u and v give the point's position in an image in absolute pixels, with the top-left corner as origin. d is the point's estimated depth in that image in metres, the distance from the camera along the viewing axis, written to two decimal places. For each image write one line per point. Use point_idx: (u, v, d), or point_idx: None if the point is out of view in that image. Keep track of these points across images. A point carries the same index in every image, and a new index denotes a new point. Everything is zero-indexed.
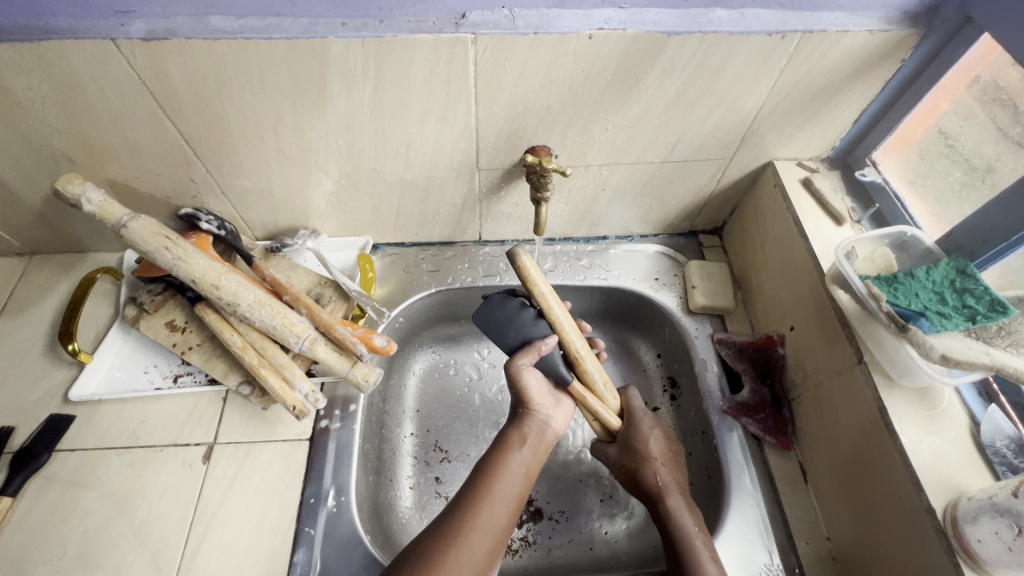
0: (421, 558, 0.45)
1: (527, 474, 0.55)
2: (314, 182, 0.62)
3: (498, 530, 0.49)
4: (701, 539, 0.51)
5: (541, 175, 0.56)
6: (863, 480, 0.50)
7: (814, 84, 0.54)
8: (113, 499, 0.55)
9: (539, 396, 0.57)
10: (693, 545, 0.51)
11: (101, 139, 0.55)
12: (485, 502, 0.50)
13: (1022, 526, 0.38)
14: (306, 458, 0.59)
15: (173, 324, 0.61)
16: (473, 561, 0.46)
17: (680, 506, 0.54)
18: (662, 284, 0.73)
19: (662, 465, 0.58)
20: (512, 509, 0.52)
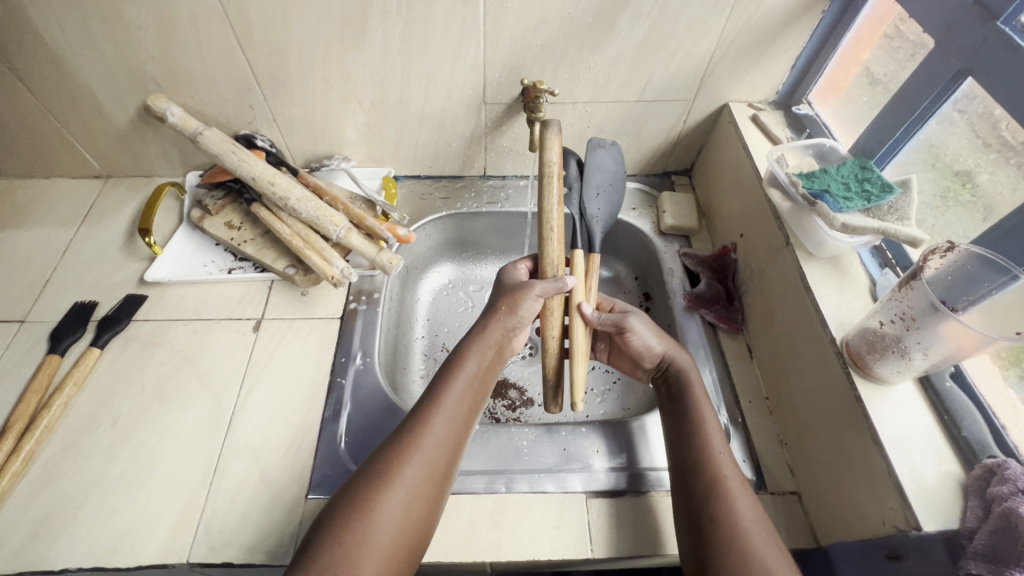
0: (362, 496, 0.47)
1: (469, 411, 0.55)
2: (350, 112, 0.76)
3: (453, 432, 0.53)
4: (710, 413, 0.55)
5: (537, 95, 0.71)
6: (791, 337, 0.62)
7: (754, 32, 0.68)
8: (181, 355, 0.67)
9: (526, 313, 0.62)
10: (703, 419, 0.54)
11: (184, 66, 0.69)
12: (436, 411, 0.53)
13: (883, 320, 0.50)
14: (337, 331, 0.71)
15: (230, 224, 0.74)
16: (429, 458, 0.50)
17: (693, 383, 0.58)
18: (638, 212, 0.86)
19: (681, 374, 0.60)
20: (466, 414, 0.55)
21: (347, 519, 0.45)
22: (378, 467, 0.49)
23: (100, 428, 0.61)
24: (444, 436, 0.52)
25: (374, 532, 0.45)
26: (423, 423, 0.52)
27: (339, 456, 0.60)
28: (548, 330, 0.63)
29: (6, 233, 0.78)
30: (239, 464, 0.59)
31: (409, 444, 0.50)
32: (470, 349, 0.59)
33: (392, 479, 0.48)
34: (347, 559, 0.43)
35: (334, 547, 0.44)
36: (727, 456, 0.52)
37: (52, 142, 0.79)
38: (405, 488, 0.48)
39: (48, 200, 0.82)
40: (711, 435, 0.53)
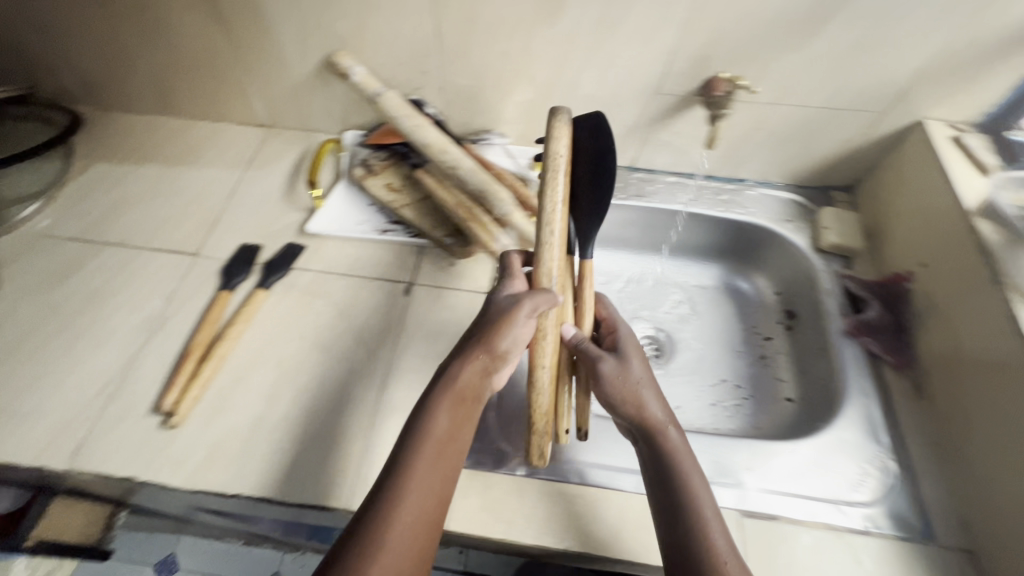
0: None
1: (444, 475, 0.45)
2: (519, 88, 0.75)
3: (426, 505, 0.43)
4: (699, 479, 0.49)
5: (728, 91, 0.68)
6: (987, 384, 0.56)
7: (982, 45, 0.62)
8: (338, 308, 0.70)
9: (509, 346, 0.50)
10: (692, 488, 0.48)
11: (374, 26, 0.70)
12: (417, 449, 0.45)
13: None
14: (483, 306, 0.71)
15: (390, 185, 0.75)
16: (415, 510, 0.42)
17: (679, 445, 0.51)
18: (792, 224, 0.81)
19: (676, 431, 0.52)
20: (440, 482, 0.45)
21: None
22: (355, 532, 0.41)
23: (266, 366, 0.64)
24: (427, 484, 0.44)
25: None
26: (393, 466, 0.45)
27: (488, 431, 0.61)
28: (537, 359, 0.51)
29: (181, 168, 0.83)
30: (392, 422, 0.60)
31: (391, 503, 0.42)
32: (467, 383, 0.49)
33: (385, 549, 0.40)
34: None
35: None
36: (722, 530, 0.46)
37: (230, 88, 0.82)
38: None
39: (216, 142, 0.87)
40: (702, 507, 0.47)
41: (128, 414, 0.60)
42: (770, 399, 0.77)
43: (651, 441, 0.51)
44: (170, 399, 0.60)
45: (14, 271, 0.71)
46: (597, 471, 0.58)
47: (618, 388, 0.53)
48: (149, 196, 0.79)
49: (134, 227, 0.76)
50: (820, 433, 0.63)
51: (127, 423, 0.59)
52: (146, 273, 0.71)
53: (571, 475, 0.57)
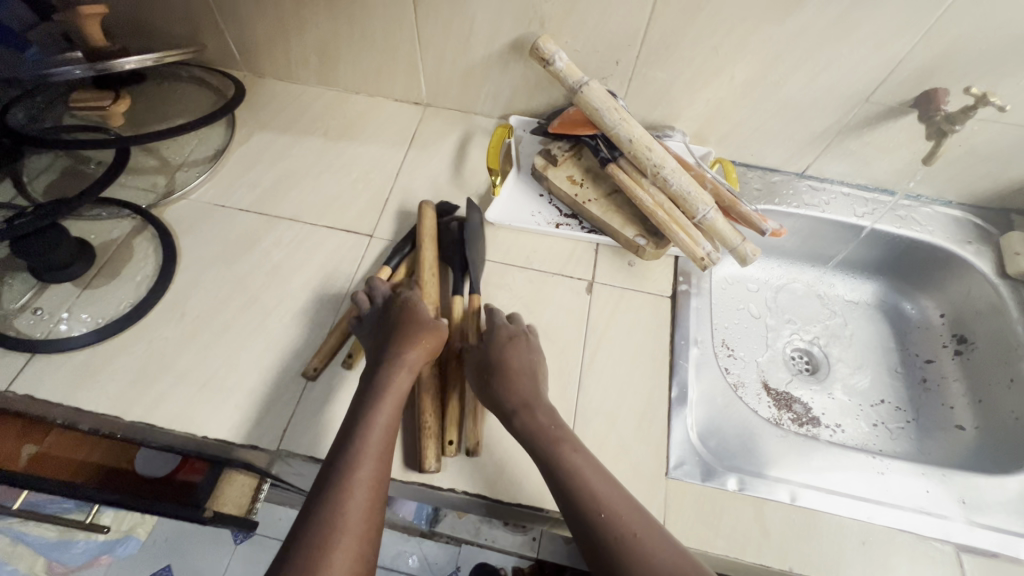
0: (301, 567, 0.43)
1: (382, 447, 0.50)
2: (714, 85, 0.72)
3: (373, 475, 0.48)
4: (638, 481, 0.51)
5: (969, 105, 0.63)
6: None
7: None
8: (522, 303, 0.68)
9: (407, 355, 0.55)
10: (586, 476, 0.49)
11: (582, 10, 0.67)
12: (362, 445, 0.49)
13: None
14: (669, 311, 0.69)
15: (572, 178, 0.73)
16: (361, 500, 0.47)
17: (542, 427, 0.53)
18: (973, 247, 0.78)
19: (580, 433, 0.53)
20: (381, 456, 0.50)
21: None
22: (321, 511, 0.45)
23: None
24: (374, 479, 0.48)
25: None
26: (355, 460, 0.48)
27: (692, 443, 0.59)
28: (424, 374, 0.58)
29: (343, 143, 0.81)
30: (596, 426, 0.59)
31: (345, 491, 0.46)
32: (389, 386, 0.53)
33: (334, 532, 0.44)
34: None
35: None
36: (628, 506, 0.48)
37: (400, 63, 0.80)
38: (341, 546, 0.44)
39: (374, 118, 0.84)
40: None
41: (331, 397, 0.59)
42: (940, 426, 0.75)
43: (551, 455, 0.51)
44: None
45: (195, 241, 0.70)
46: (808, 493, 0.57)
47: (506, 399, 0.55)
48: (316, 171, 0.78)
49: (306, 202, 0.75)
50: None
51: (331, 407, 0.59)
52: (326, 252, 0.70)
53: (782, 494, 0.57)
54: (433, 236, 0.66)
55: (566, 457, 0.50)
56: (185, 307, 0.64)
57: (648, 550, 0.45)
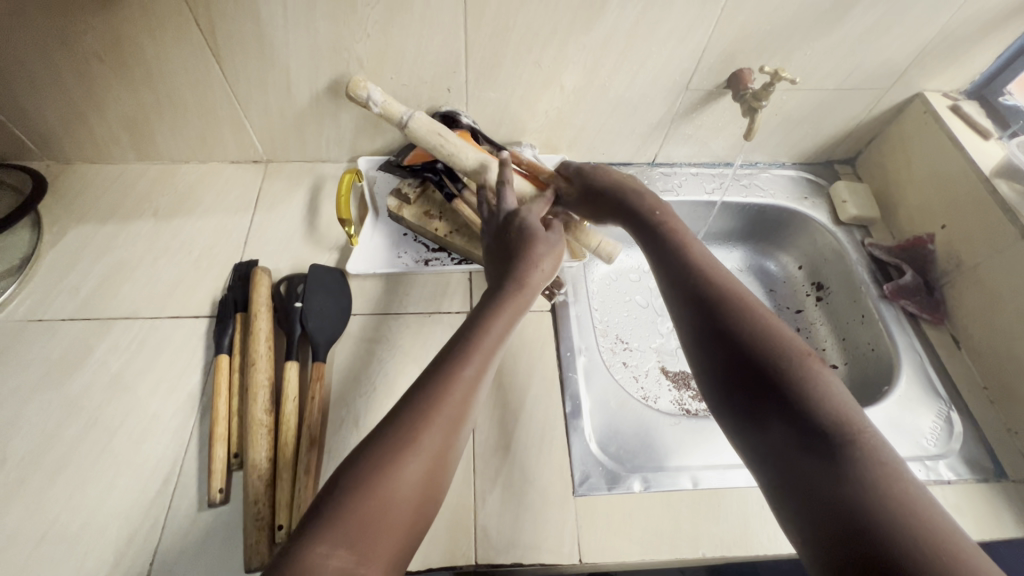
0: (367, 466, 0.40)
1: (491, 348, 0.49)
2: (547, 96, 0.73)
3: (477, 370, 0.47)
4: (719, 271, 0.52)
5: (767, 82, 0.67)
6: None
7: (980, 19, 0.68)
8: (402, 351, 0.65)
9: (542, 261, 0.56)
10: (702, 265, 0.52)
11: (398, 46, 0.65)
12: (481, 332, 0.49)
13: None
14: (551, 324, 0.69)
15: (429, 214, 0.71)
16: (447, 421, 0.44)
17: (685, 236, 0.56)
18: (811, 202, 0.86)
19: (666, 213, 0.59)
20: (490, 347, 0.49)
21: (364, 478, 0.39)
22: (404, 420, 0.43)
23: (346, 429, 0.59)
24: (463, 399, 0.45)
25: (362, 498, 0.38)
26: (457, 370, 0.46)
27: (594, 453, 0.59)
28: (252, 457, 0.53)
29: (179, 220, 0.74)
30: (497, 462, 0.58)
31: (436, 402, 0.44)
32: (525, 281, 0.54)
33: (407, 448, 0.41)
34: (365, 531, 0.38)
35: (346, 513, 0.38)
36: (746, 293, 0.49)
37: (224, 124, 0.74)
38: (429, 444, 0.42)
39: (212, 185, 0.78)
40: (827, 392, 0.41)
41: (202, 509, 0.53)
42: None
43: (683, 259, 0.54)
44: (219, 486, 0.53)
45: (7, 371, 0.60)
46: (707, 474, 0.60)
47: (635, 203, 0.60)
48: (151, 258, 0.70)
49: (143, 296, 0.67)
50: (888, 397, 0.67)
51: (202, 521, 0.52)
52: (175, 346, 0.63)
53: (685, 482, 0.58)
54: (268, 305, 0.64)
55: (687, 253, 0.54)
56: (5, 453, 0.55)
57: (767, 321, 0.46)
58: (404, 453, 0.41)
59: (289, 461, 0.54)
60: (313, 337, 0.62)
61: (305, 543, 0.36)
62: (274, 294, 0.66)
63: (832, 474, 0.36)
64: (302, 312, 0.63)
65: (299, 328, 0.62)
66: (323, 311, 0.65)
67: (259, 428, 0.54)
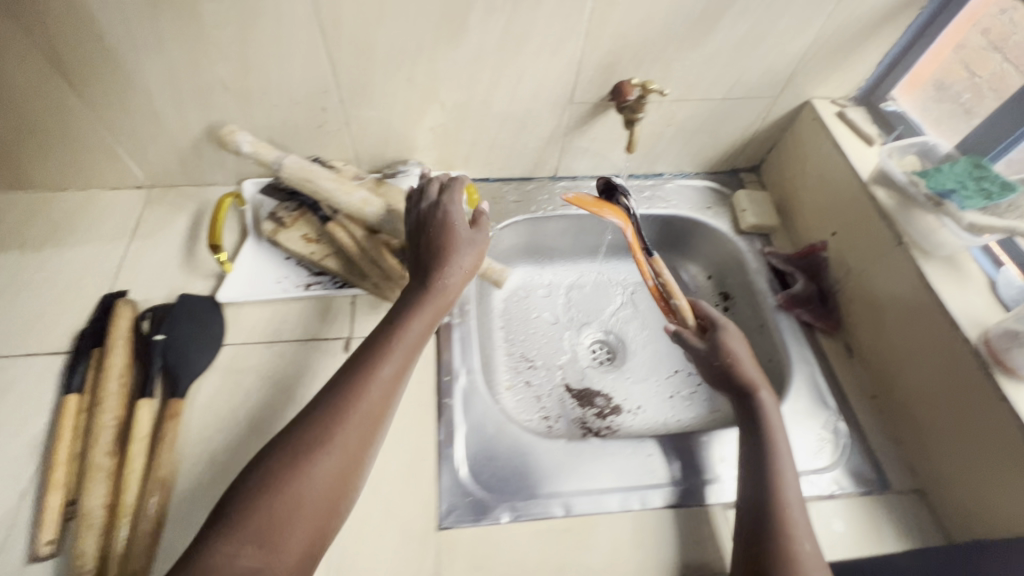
0: (282, 462, 0.43)
1: (411, 346, 0.52)
2: (429, 112, 0.71)
3: (398, 374, 0.50)
4: (779, 428, 0.57)
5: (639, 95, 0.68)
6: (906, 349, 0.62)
7: (854, 26, 0.67)
8: (272, 381, 0.63)
9: (456, 256, 0.57)
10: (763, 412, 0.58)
11: (261, 67, 0.63)
12: (401, 336, 0.52)
13: None
14: (433, 347, 0.67)
15: (307, 237, 0.68)
16: (359, 430, 0.46)
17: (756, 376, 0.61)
18: (714, 212, 0.85)
19: (751, 365, 0.62)
20: (410, 352, 0.52)
21: (276, 473, 0.42)
22: (313, 425, 0.45)
23: (201, 468, 0.56)
24: (382, 395, 0.49)
25: (275, 494, 0.41)
26: (363, 379, 0.48)
27: (463, 482, 0.57)
28: (88, 504, 0.50)
29: (48, 252, 0.71)
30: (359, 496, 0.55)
31: (353, 396, 0.47)
32: (433, 281, 0.55)
33: (324, 442, 0.45)
34: (273, 526, 0.40)
35: (258, 509, 0.41)
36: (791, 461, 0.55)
37: (94, 150, 0.71)
38: (344, 440, 0.45)
39: (89, 213, 0.75)
40: (790, 496, 0.52)
41: (29, 563, 0.50)
42: None
43: (744, 399, 0.60)
44: (48, 538, 0.50)
45: None
46: (581, 499, 0.57)
47: (726, 346, 0.64)
48: (12, 292, 0.67)
49: None
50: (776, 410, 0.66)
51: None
52: (23, 386, 0.60)
53: (556, 509, 0.56)
54: (126, 338, 0.60)
55: (753, 397, 0.59)
56: None
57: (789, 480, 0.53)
58: (321, 447, 0.44)
59: (128, 506, 0.51)
60: (175, 372, 0.60)
61: (216, 545, 0.39)
62: (136, 325, 0.63)
63: (758, 546, 0.49)
64: (165, 347, 0.61)
65: (159, 363, 0.60)
66: (189, 343, 0.63)
67: (100, 472, 0.52)
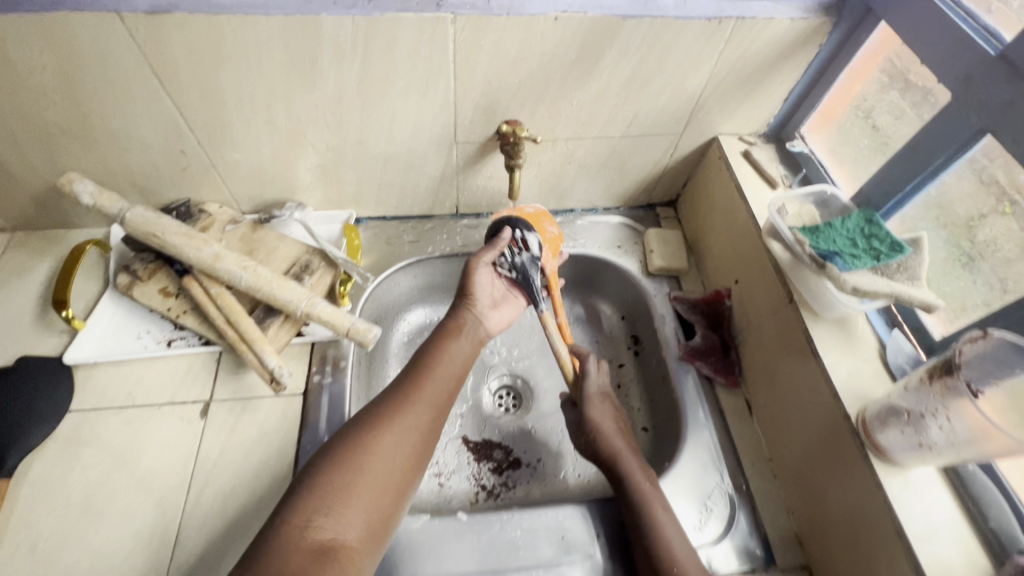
0: (351, 447, 0.50)
1: (460, 365, 0.63)
2: (301, 154, 0.66)
3: (447, 389, 0.59)
4: (646, 482, 0.57)
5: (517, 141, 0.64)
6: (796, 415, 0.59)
7: (751, 63, 0.63)
8: (115, 453, 0.58)
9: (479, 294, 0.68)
10: (625, 474, 0.58)
11: (100, 112, 0.58)
12: (444, 354, 0.62)
13: (912, 414, 0.46)
14: (300, 410, 0.63)
15: (166, 291, 0.63)
16: (417, 422, 0.54)
17: (612, 444, 0.61)
18: (624, 251, 0.81)
19: (617, 435, 0.62)
20: (457, 371, 0.62)
21: (351, 452, 0.49)
22: (377, 414, 0.53)
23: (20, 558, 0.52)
24: (441, 398, 0.58)
25: (367, 476, 0.48)
26: (421, 380, 0.58)
27: None
28: None
29: None
30: None
31: (404, 398, 0.55)
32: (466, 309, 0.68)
33: (382, 432, 0.52)
34: (341, 498, 0.46)
35: (329, 483, 0.47)
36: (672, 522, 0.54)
37: None
38: (401, 434, 0.52)
39: None
40: (669, 529, 0.53)
41: None
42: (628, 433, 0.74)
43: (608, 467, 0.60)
44: None
45: None
46: None
47: (590, 416, 0.63)
48: None
49: None
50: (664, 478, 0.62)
51: None
52: None
53: None
54: None
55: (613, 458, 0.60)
56: None
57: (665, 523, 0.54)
58: (381, 434, 0.51)
59: None
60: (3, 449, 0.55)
61: (295, 513, 0.44)
62: None
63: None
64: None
65: None
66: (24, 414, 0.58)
67: None
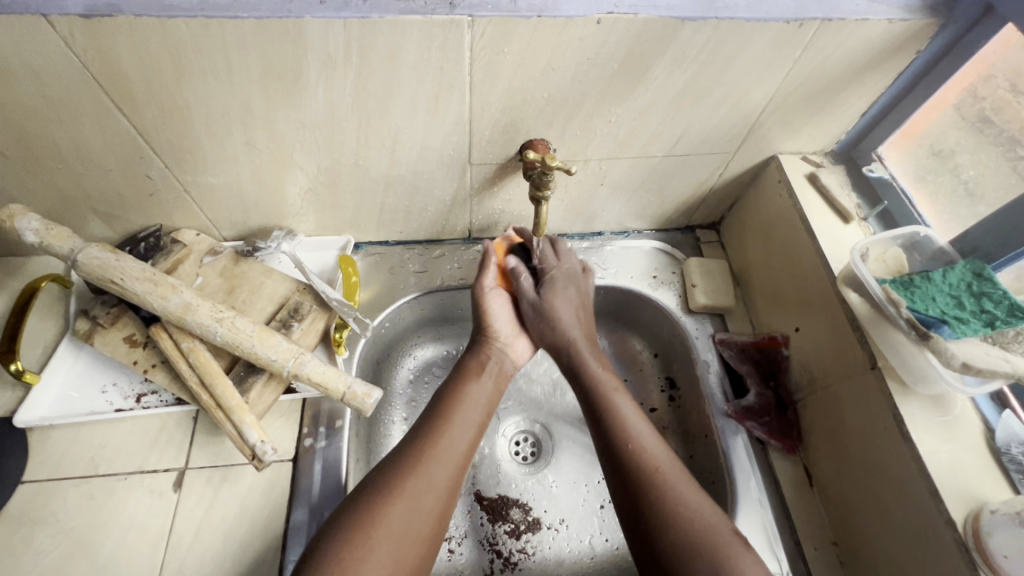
0: (359, 518, 0.42)
1: (485, 408, 0.54)
2: (288, 178, 0.56)
3: (470, 439, 0.50)
4: (639, 426, 0.50)
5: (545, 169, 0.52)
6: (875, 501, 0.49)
7: (830, 73, 0.51)
8: (72, 537, 0.50)
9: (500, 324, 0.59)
10: (618, 417, 0.51)
11: (40, 133, 0.48)
12: (469, 398, 0.53)
13: None
14: (288, 482, 0.54)
15: (132, 340, 0.54)
16: (438, 484, 0.46)
17: (598, 377, 0.54)
18: (660, 282, 0.71)
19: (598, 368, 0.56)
20: (481, 417, 0.53)
21: (358, 525, 0.42)
22: (385, 477, 0.45)
23: None
24: (465, 449, 0.49)
25: (372, 553, 0.40)
26: (438, 430, 0.49)
27: None
28: None
29: None
30: None
31: (421, 452, 0.47)
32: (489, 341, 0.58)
33: (393, 497, 0.44)
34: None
35: (333, 567, 0.39)
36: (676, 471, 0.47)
37: None
38: (415, 498, 0.44)
39: None
40: (674, 484, 0.45)
41: None
42: None
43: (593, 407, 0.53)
44: None
45: None
46: None
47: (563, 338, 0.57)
48: None
49: None
50: None
51: None
52: None
53: None
54: None
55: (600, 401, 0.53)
56: None
57: (667, 475, 0.46)
58: (393, 500, 0.43)
59: None
60: None
61: None
62: None
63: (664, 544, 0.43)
64: None
65: None
66: None
67: None
